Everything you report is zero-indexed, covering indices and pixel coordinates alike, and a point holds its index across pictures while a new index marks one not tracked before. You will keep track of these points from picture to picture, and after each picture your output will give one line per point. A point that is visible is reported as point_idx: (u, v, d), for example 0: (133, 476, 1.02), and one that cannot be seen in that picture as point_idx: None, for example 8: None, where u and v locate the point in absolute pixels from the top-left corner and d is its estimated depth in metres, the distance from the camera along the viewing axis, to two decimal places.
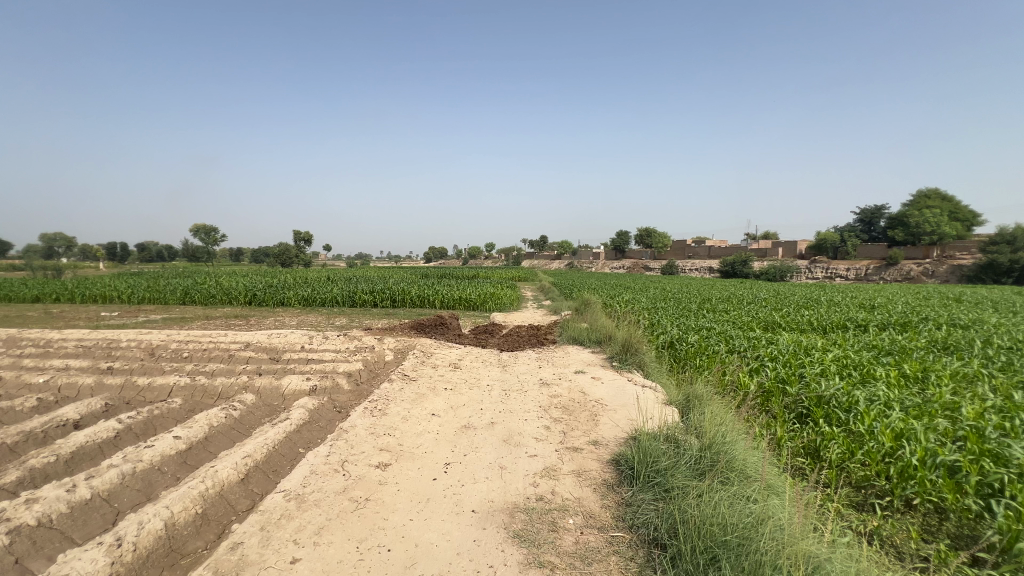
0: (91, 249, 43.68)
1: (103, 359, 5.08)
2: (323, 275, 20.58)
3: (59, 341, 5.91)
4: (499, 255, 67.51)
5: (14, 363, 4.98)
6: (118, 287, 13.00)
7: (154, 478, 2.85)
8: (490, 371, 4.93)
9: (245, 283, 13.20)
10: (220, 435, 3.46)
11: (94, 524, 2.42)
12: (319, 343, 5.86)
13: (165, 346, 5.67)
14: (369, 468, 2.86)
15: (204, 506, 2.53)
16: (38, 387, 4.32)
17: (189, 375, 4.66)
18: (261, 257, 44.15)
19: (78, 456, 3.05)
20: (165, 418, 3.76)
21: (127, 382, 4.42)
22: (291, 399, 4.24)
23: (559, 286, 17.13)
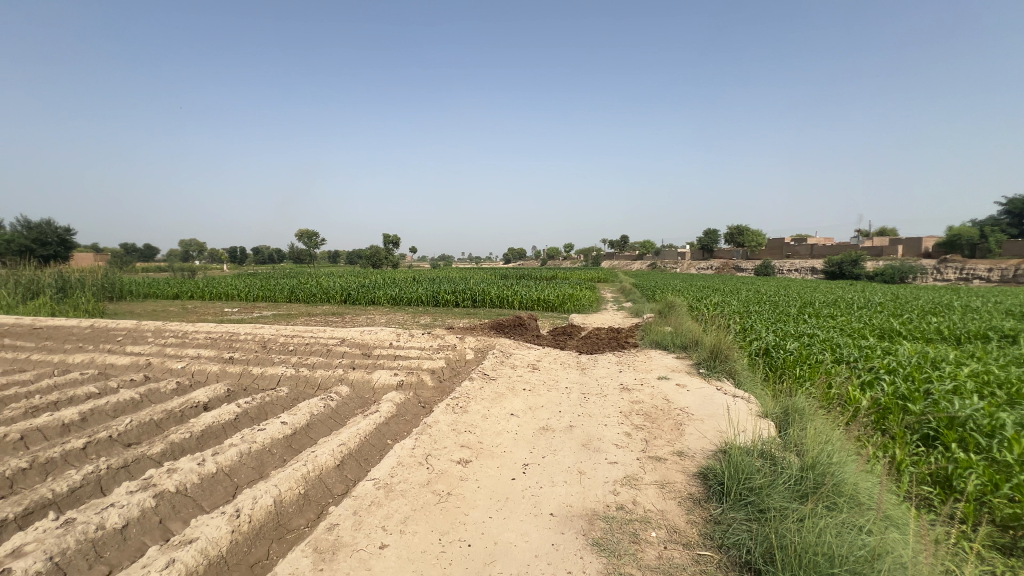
0: (218, 254, 50.34)
1: (226, 350, 5.80)
2: (409, 276, 21.80)
3: (192, 333, 6.83)
4: (577, 255, 66.98)
5: (159, 350, 5.84)
6: (238, 286, 14.80)
7: (266, 457, 3.20)
8: (569, 373, 4.89)
9: (341, 283, 14.37)
10: (320, 423, 3.79)
11: (219, 494, 2.77)
12: (405, 340, 6.19)
13: (274, 340, 6.33)
14: (451, 464, 2.95)
15: (306, 487, 2.79)
16: (177, 371, 5.04)
17: (294, 367, 5.15)
18: (355, 259, 47.92)
19: (207, 434, 3.51)
20: (275, 404, 4.19)
21: (245, 370, 5.00)
22: (381, 393, 4.52)
23: (641, 286, 16.59)
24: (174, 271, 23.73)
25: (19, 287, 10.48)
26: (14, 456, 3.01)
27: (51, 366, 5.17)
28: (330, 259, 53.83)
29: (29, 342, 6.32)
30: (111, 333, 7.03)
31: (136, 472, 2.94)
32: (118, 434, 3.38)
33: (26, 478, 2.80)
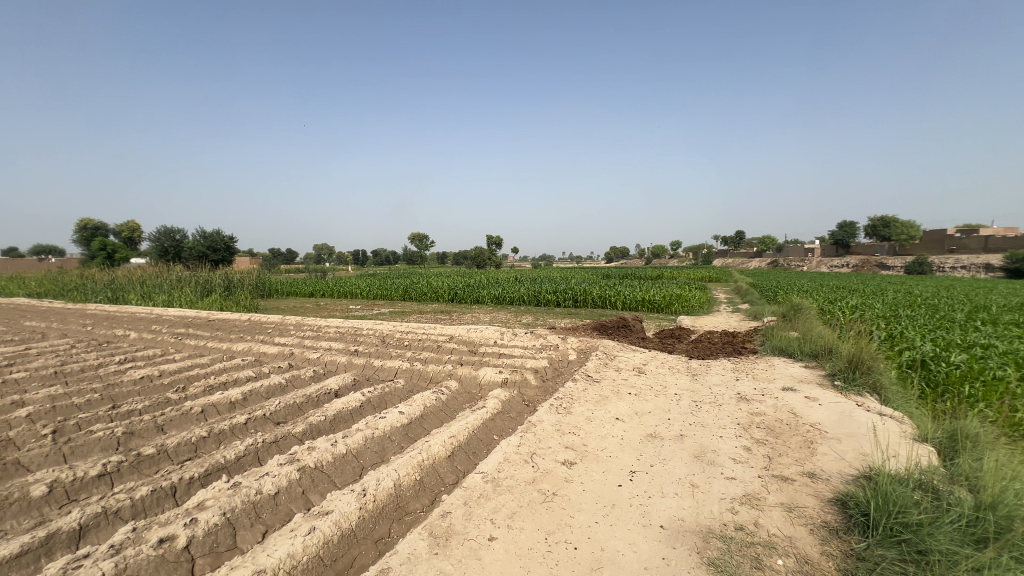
0: (344, 256, 56.39)
1: (352, 344, 6.46)
2: (511, 275, 22.39)
3: (325, 328, 7.73)
4: (685, 253, 63.27)
5: (300, 342, 6.70)
6: (361, 285, 16.43)
7: (386, 443, 3.50)
8: (678, 379, 4.64)
9: (449, 282, 15.23)
10: (433, 414, 4.05)
11: (349, 471, 3.09)
12: (509, 339, 6.36)
13: (392, 335, 6.92)
14: (555, 464, 2.97)
15: (421, 474, 3.00)
16: (313, 361, 5.75)
17: (409, 361, 5.57)
18: (459, 259, 50.56)
19: (338, 418, 3.94)
20: (394, 394, 4.57)
21: (368, 363, 5.52)
22: (487, 389, 4.69)
23: (761, 287, 15.14)
24: (310, 272, 27.03)
25: (198, 286, 12.75)
26: (197, 426, 3.66)
27: (221, 352, 6.20)
28: (438, 260, 57.27)
29: (205, 333, 7.66)
30: (264, 326, 8.24)
31: (284, 446, 3.40)
32: (270, 414, 3.95)
33: (205, 445, 3.39)
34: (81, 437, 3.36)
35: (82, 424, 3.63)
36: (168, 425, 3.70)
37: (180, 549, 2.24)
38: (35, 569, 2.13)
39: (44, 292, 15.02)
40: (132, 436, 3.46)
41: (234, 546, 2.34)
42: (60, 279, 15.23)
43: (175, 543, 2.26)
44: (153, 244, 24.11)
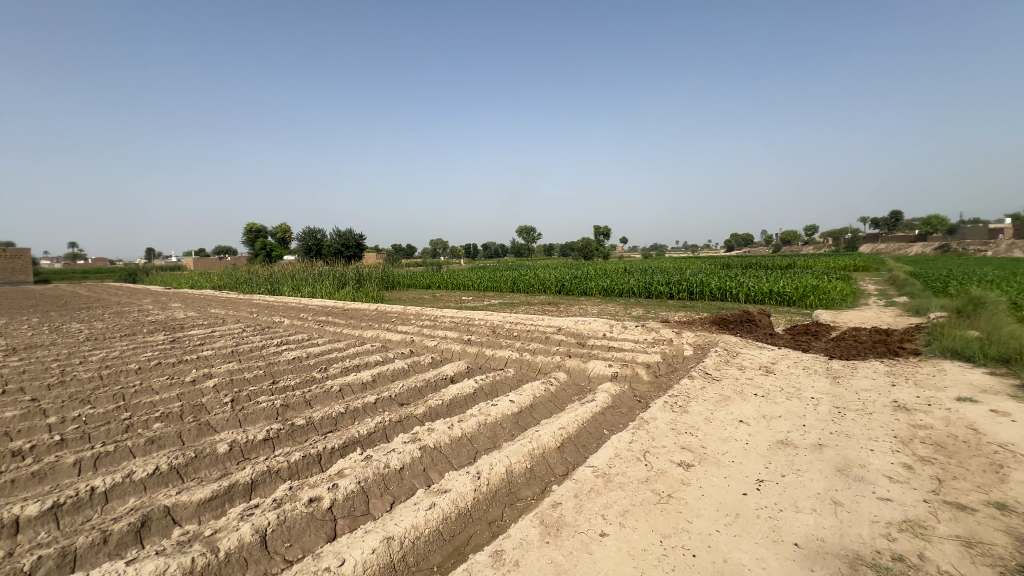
0: (457, 251, 59.83)
1: (466, 333, 6.82)
2: (620, 266, 21.78)
3: (441, 318, 8.25)
4: (821, 239, 55.89)
5: (419, 331, 7.25)
6: (473, 278, 17.25)
7: (498, 429, 3.63)
8: (815, 381, 4.11)
9: (556, 274, 15.29)
10: (543, 404, 4.10)
11: (465, 454, 3.27)
12: (619, 332, 6.19)
13: (502, 326, 7.15)
14: (671, 465, 2.82)
15: (532, 462, 3.06)
16: (432, 348, 6.18)
17: (519, 351, 5.71)
18: (566, 251, 50.54)
19: (454, 403, 4.18)
20: (504, 383, 4.71)
21: (480, 352, 5.78)
22: (596, 382, 4.62)
23: (925, 277, 12.77)
24: (427, 265, 29.04)
25: (336, 279, 14.46)
26: (336, 403, 4.15)
27: (354, 338, 6.95)
28: (545, 252, 57.69)
29: (341, 321, 8.66)
30: (389, 315, 9.05)
31: (407, 426, 3.71)
32: (395, 395, 4.33)
33: (344, 419, 3.83)
34: (250, 406, 4.01)
35: (251, 395, 4.34)
36: (314, 400, 4.26)
37: (325, 509, 2.57)
38: (221, 512, 2.60)
39: (223, 285, 18.23)
40: (288, 407, 4.05)
41: (368, 512, 2.62)
42: (234, 274, 18.34)
43: (321, 504, 2.60)
44: (301, 244, 27.85)
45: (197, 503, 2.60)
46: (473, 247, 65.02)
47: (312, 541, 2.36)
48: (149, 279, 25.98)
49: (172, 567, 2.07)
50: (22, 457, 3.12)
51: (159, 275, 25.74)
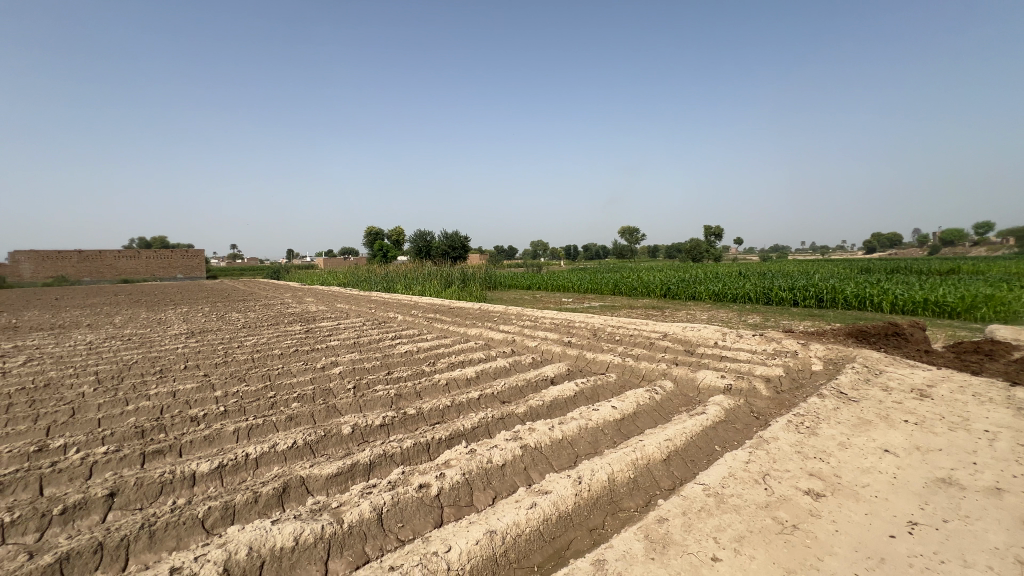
0: (557, 253, 60.24)
1: (567, 335, 6.79)
2: (733, 269, 20.12)
3: (541, 319, 8.33)
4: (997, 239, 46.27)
5: (521, 331, 7.39)
6: (573, 279, 17.17)
7: (599, 434, 3.55)
8: (990, 411, 3.41)
9: (661, 276, 14.60)
10: (646, 413, 3.93)
11: (566, 457, 3.25)
12: (733, 340, 5.71)
13: (603, 329, 7.01)
14: (796, 492, 2.53)
15: (635, 472, 2.94)
16: (532, 348, 6.25)
17: (621, 356, 5.54)
18: (672, 252, 48.02)
19: (554, 404, 4.18)
20: (606, 388, 4.61)
21: (580, 355, 5.71)
22: (706, 394, 4.31)
23: None
24: (527, 266, 29.47)
25: (443, 279, 15.32)
26: (443, 396, 4.39)
27: (459, 336, 7.29)
28: (648, 254, 55.40)
29: (448, 318, 9.15)
30: (491, 314, 9.36)
31: (508, 423, 3.79)
32: (497, 393, 4.46)
33: (450, 411, 4.05)
34: (369, 394, 4.41)
35: (370, 384, 4.77)
36: (423, 391, 4.55)
37: (433, 496, 2.73)
38: (345, 487, 2.89)
39: (347, 282, 20.32)
40: (401, 397, 4.38)
41: (471, 503, 2.73)
42: (356, 273, 20.35)
43: (429, 491, 2.76)
44: (413, 245, 30.09)
45: (325, 477, 2.92)
46: (574, 248, 64.88)
47: (422, 524, 2.52)
48: (289, 277, 29.91)
49: (307, 532, 2.35)
50: (197, 423, 3.77)
51: (297, 273, 29.51)
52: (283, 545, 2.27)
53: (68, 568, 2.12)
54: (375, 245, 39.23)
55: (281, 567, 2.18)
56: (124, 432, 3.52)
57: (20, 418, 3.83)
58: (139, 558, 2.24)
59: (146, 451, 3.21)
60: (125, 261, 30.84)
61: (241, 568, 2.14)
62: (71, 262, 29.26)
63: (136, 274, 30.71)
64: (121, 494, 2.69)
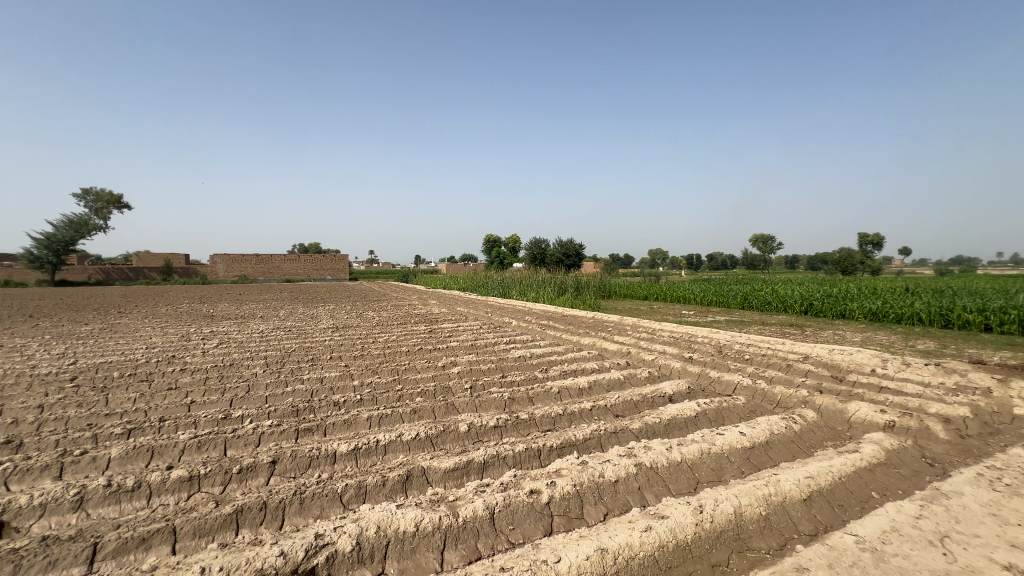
0: (678, 263, 57.19)
1: (687, 351, 6.36)
2: (896, 284, 17.13)
3: (659, 332, 7.90)
4: None
5: (636, 343, 7.10)
6: (695, 291, 16.10)
7: (724, 461, 3.24)
8: None
9: (802, 290, 12.97)
10: (781, 443, 3.50)
11: (685, 481, 3.02)
12: (897, 369, 4.83)
13: (730, 346, 6.42)
14: (990, 565, 2.03)
15: (767, 508, 2.63)
16: (649, 362, 5.97)
17: (751, 377, 5.01)
18: (816, 264, 42.47)
19: (673, 424, 3.92)
20: (732, 411, 4.19)
21: (703, 373, 5.29)
22: (860, 430, 3.68)
23: None
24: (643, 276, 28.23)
25: (557, 286, 15.43)
26: (555, 404, 4.39)
27: (572, 344, 7.24)
28: (785, 266, 49.55)
29: (561, 326, 9.17)
30: (606, 324, 9.16)
31: (622, 438, 3.65)
32: (611, 406, 4.33)
33: (562, 420, 4.03)
34: (484, 395, 4.58)
35: (485, 386, 4.96)
36: (536, 397, 4.60)
37: (543, 503, 2.73)
38: (461, 482, 3.03)
39: (467, 288, 21.47)
40: (515, 401, 4.48)
41: (582, 516, 2.66)
42: (475, 279, 21.42)
43: (539, 497, 2.77)
44: (528, 254, 31.02)
45: (444, 471, 3.10)
46: (697, 258, 60.99)
47: (532, 530, 2.54)
48: (417, 280, 32.73)
49: (427, 521, 2.51)
50: (339, 407, 4.28)
51: (424, 278, 32.14)
52: (405, 529, 2.46)
53: (242, 519, 2.54)
54: (494, 253, 41.10)
55: (403, 549, 2.35)
56: (284, 410, 4.13)
57: (213, 390, 4.71)
58: (292, 520, 2.59)
59: (300, 428, 3.73)
60: (290, 264, 36.48)
61: (370, 544, 2.36)
62: (251, 264, 35.41)
63: (297, 275, 36.13)
64: (280, 463, 3.16)
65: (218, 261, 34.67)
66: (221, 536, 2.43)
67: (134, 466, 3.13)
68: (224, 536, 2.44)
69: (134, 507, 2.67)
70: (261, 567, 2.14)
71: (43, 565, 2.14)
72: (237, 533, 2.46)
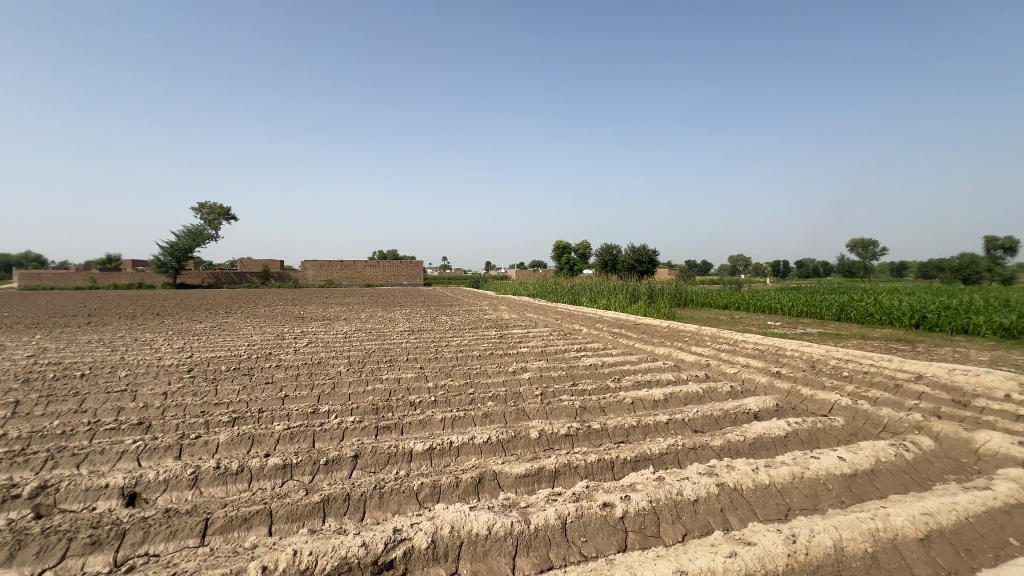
0: (761, 270, 53.46)
1: (774, 365, 5.89)
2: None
3: (742, 344, 7.39)
4: None
5: (716, 354, 6.70)
6: (782, 300, 14.93)
7: (820, 489, 2.94)
8: None
9: (911, 301, 11.55)
10: (889, 473, 3.12)
11: (774, 507, 2.78)
12: None
13: (825, 361, 5.86)
14: None
15: (873, 544, 2.35)
16: (730, 375, 5.60)
17: (850, 397, 4.52)
18: (929, 271, 37.64)
19: (759, 443, 3.63)
20: (828, 433, 3.81)
21: (793, 390, 4.86)
22: (991, 464, 3.19)
23: None
24: (723, 284, 26.59)
25: (629, 294, 15.03)
26: (629, 416, 4.25)
27: (646, 354, 6.99)
28: (890, 273, 44.45)
29: (634, 334, 8.89)
30: (681, 334, 8.75)
31: (701, 456, 3.44)
32: (689, 420, 4.11)
33: (636, 432, 3.89)
34: (555, 403, 4.55)
35: (556, 393, 4.92)
36: (608, 407, 4.48)
37: (617, 518, 2.64)
38: (532, 489, 3.02)
39: (536, 294, 21.56)
40: (586, 410, 4.40)
41: (658, 535, 2.54)
42: (545, 284, 21.44)
43: (613, 511, 2.69)
44: (599, 261, 30.64)
45: (515, 476, 3.11)
46: (783, 265, 56.61)
47: (605, 544, 2.47)
48: (488, 285, 33.52)
49: (499, 526, 2.54)
50: (415, 408, 4.45)
51: (494, 283, 32.79)
52: (478, 532, 2.49)
53: (328, 508, 2.72)
54: (564, 259, 40.95)
55: (476, 552, 2.39)
56: (365, 408, 4.38)
57: (304, 386, 5.10)
58: (372, 513, 2.73)
59: (379, 425, 3.93)
60: (371, 269, 38.84)
61: (445, 543, 2.42)
62: (336, 270, 38.05)
63: (377, 281, 38.40)
64: (362, 457, 3.34)
65: (307, 267, 37.61)
66: (310, 522, 2.62)
67: (238, 451, 3.46)
68: (313, 522, 2.62)
69: (237, 489, 2.95)
70: (345, 555, 2.27)
71: (165, 534, 2.43)
72: (324, 521, 2.64)
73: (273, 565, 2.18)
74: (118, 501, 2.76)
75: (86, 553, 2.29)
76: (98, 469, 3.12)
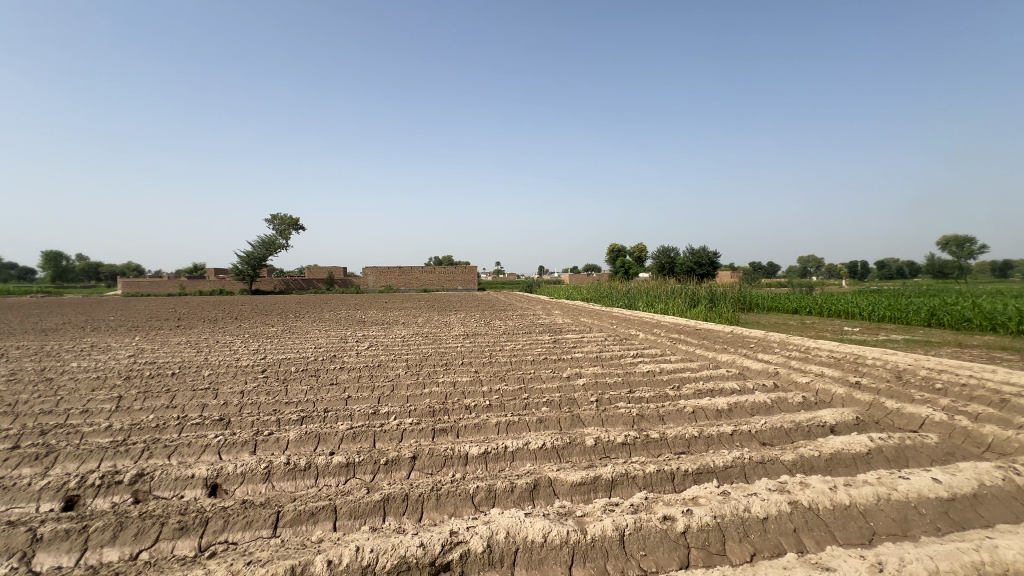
0: (836, 271, 49.83)
1: (853, 374, 5.42)
2: None
3: (816, 350, 6.87)
4: None
5: (786, 362, 6.27)
6: (861, 302, 13.81)
7: (910, 513, 2.66)
8: None
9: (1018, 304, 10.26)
10: (996, 499, 2.76)
11: (855, 530, 2.55)
12: None
13: (913, 371, 5.32)
14: None
15: None
16: (803, 385, 5.21)
17: (946, 411, 4.07)
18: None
19: (836, 460, 3.34)
20: (919, 452, 3.44)
21: (875, 402, 4.44)
22: None
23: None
24: (794, 287, 24.87)
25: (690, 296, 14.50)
26: (689, 425, 4.06)
27: (708, 361, 6.67)
28: (991, 274, 39.69)
29: (695, 340, 8.52)
30: (747, 339, 8.28)
31: (771, 470, 3.22)
32: (756, 432, 3.86)
33: (697, 442, 3.71)
34: (612, 410, 4.43)
35: (612, 400, 4.79)
36: (668, 416, 4.31)
37: (678, 532, 2.52)
38: (588, 498, 2.96)
39: (591, 297, 21.34)
40: (644, 418, 4.26)
41: (724, 553, 2.40)
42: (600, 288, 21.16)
43: (674, 525, 2.57)
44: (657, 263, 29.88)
45: (570, 484, 3.05)
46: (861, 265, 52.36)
47: (666, 559, 2.36)
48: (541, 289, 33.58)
49: (553, 533, 2.50)
50: (469, 411, 4.51)
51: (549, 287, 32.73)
52: (534, 539, 2.47)
53: (388, 508, 2.80)
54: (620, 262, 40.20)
55: (532, 559, 2.36)
56: (422, 410, 4.49)
57: (365, 388, 5.31)
58: (429, 514, 2.78)
59: (435, 428, 4.01)
60: (427, 275, 40.09)
61: (500, 548, 2.41)
62: (396, 275, 39.49)
63: (434, 287, 39.57)
64: (419, 459, 3.42)
65: (368, 274, 39.36)
66: (371, 520, 2.71)
67: (305, 449, 3.65)
68: (373, 520, 2.71)
69: (305, 484, 3.11)
70: (403, 554, 2.32)
71: (242, 523, 2.61)
72: (384, 520, 2.72)
73: (337, 560, 2.27)
74: (202, 491, 2.99)
75: (175, 537, 2.50)
76: (186, 460, 3.40)
